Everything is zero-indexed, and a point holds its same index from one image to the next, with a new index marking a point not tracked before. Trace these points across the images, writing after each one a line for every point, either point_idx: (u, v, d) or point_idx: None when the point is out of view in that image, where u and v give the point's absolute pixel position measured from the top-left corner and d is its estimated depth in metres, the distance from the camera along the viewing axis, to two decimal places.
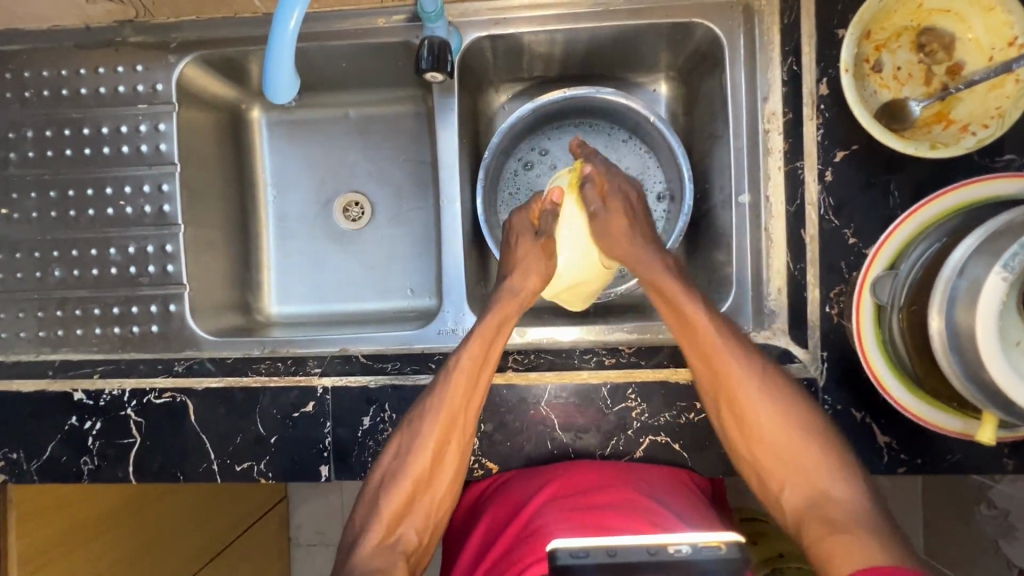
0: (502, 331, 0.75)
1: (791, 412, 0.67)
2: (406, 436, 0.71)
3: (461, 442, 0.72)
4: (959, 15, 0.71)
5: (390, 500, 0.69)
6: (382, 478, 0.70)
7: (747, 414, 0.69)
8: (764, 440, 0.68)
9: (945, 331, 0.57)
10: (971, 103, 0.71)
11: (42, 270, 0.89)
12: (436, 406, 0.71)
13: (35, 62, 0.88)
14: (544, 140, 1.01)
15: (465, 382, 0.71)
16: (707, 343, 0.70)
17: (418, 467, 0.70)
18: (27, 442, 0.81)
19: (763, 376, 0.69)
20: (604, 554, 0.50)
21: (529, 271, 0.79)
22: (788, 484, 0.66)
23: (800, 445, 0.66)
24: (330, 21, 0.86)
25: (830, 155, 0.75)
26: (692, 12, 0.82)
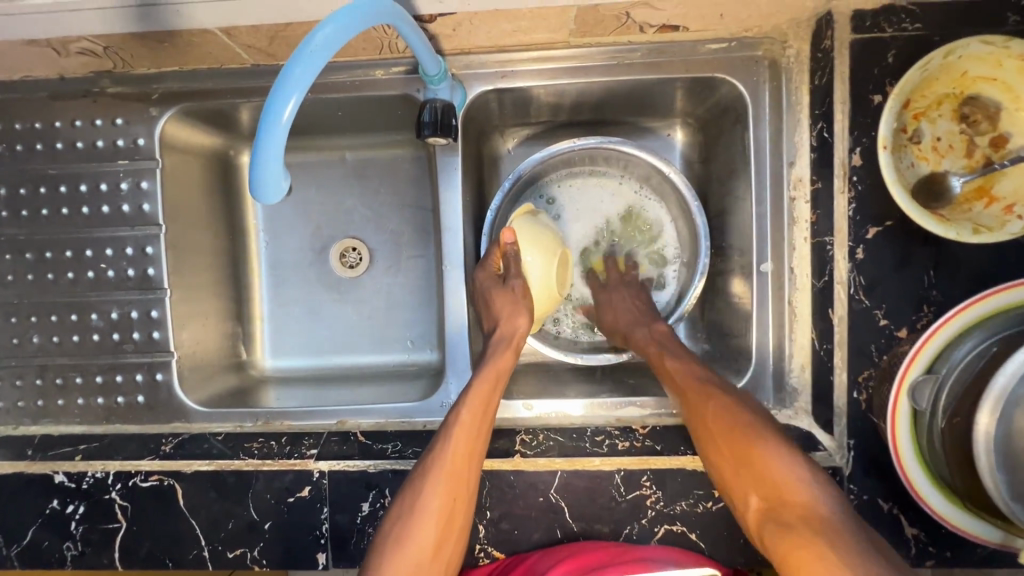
0: (500, 382, 0.72)
1: (771, 445, 0.60)
2: (406, 502, 0.67)
3: (464, 507, 0.68)
4: (1005, 84, 0.65)
5: (393, 575, 0.63)
6: (382, 551, 0.65)
7: (727, 454, 0.62)
8: (747, 481, 0.59)
9: (994, 452, 0.53)
10: (1016, 178, 0.66)
11: (19, 337, 0.83)
12: (436, 466, 0.67)
13: (8, 114, 0.82)
14: (551, 188, 0.94)
15: (466, 440, 0.67)
16: (685, 384, 0.69)
17: (424, 536, 0.65)
18: (6, 527, 0.76)
19: (742, 413, 0.64)
20: None
21: (514, 315, 0.76)
22: (779, 532, 0.54)
23: (780, 482, 0.57)
24: (324, 71, 0.80)
25: (862, 232, 0.70)
26: (714, 66, 0.77)
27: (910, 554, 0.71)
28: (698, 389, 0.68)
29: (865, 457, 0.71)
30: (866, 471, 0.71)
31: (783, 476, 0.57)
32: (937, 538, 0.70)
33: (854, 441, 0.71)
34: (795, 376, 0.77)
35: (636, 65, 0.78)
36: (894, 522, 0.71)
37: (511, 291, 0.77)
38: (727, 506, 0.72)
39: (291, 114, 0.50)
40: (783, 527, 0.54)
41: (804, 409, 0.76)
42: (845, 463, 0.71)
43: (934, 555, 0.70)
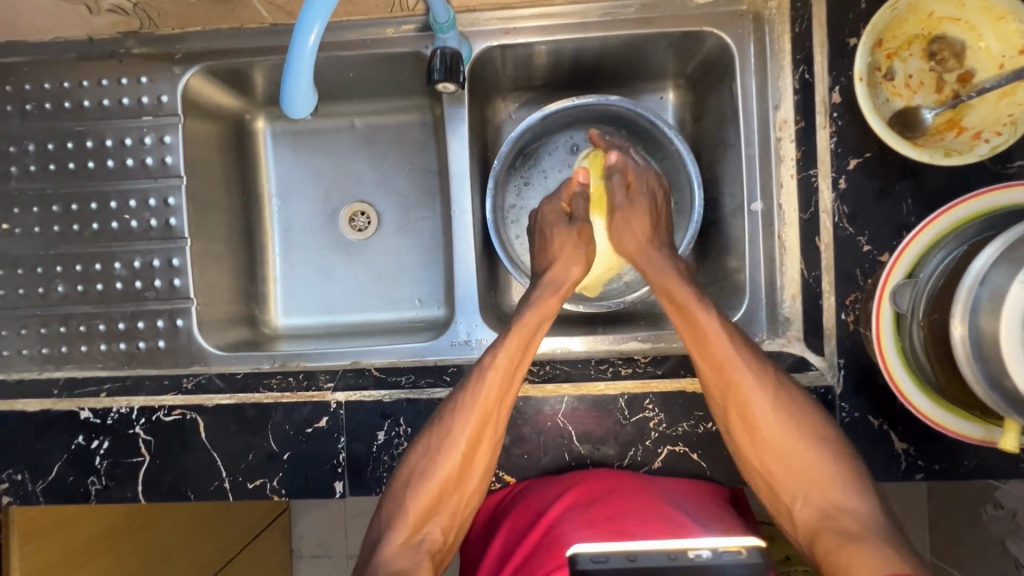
0: (538, 329, 0.75)
1: (800, 422, 0.68)
2: (438, 436, 0.71)
3: (489, 445, 0.72)
4: (969, 23, 0.71)
5: (418, 498, 0.69)
6: (410, 476, 0.71)
7: (757, 426, 0.69)
8: (771, 446, 0.68)
9: (970, 340, 0.57)
10: (982, 110, 0.71)
11: (45, 286, 0.87)
12: (469, 404, 0.71)
13: (36, 74, 0.86)
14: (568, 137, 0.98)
15: (500, 381, 0.71)
16: (725, 357, 0.69)
17: (448, 466, 0.70)
18: (32, 463, 0.79)
19: (777, 391, 0.69)
20: (623, 560, 0.51)
21: (570, 262, 0.81)
22: (800, 496, 0.67)
23: (804, 453, 0.67)
24: (337, 31, 0.85)
25: (844, 163, 0.75)
26: (703, 20, 0.82)
27: (900, 469, 0.74)
28: (742, 366, 0.69)
29: (855, 376, 0.75)
30: (856, 389, 0.75)
31: (811, 449, 0.67)
32: (925, 452, 0.74)
33: (844, 360, 0.75)
34: (787, 307, 0.81)
35: (630, 21, 0.83)
36: (885, 438, 0.74)
37: (577, 232, 0.83)
38: None
39: (320, 31, 0.53)
40: (805, 490, 0.67)
41: (797, 335, 0.79)
42: (836, 381, 0.75)
43: (924, 469, 0.74)
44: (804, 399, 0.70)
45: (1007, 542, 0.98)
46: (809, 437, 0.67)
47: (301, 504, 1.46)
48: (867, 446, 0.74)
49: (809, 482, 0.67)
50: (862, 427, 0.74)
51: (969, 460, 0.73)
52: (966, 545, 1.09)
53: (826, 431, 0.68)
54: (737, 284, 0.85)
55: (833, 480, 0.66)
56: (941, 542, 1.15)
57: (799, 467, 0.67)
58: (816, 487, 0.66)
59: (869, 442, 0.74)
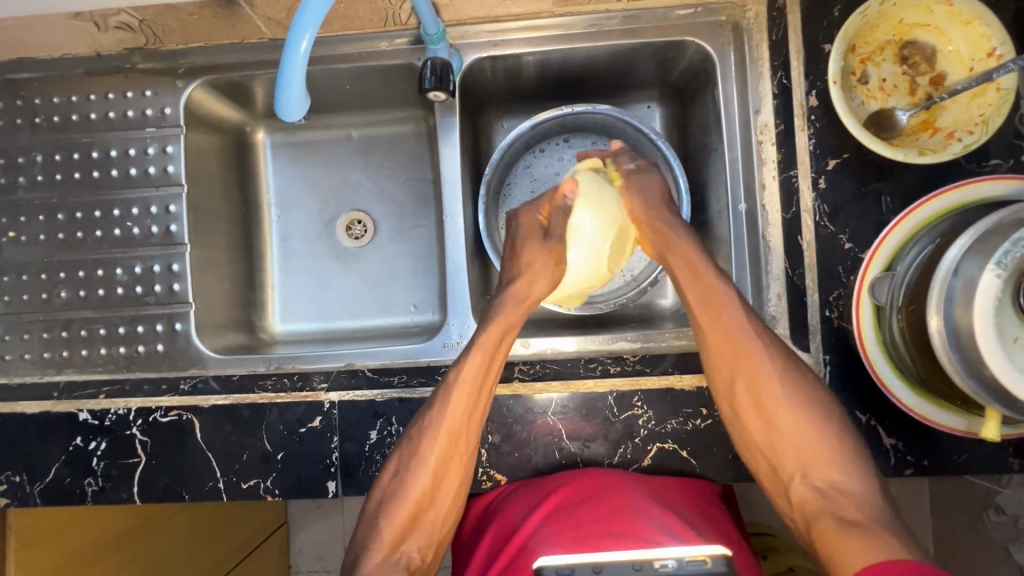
0: (503, 342, 0.75)
1: (805, 402, 0.69)
2: (406, 454, 0.73)
3: (463, 462, 0.73)
4: (939, 29, 0.74)
5: (393, 517, 0.70)
6: (383, 497, 0.72)
7: (765, 402, 0.70)
8: (776, 426, 0.69)
9: (944, 330, 0.59)
10: (955, 111, 0.74)
11: (48, 292, 0.90)
12: (435, 423, 0.72)
13: (45, 89, 0.90)
14: (558, 147, 1.01)
15: (463, 401, 0.72)
16: (736, 330, 0.71)
17: (420, 482, 0.71)
18: (31, 465, 0.81)
19: (788, 369, 0.70)
20: (588, 570, 0.57)
21: (535, 279, 0.80)
22: (801, 472, 0.67)
23: (810, 428, 0.68)
24: (334, 45, 0.89)
25: (823, 163, 0.78)
26: (684, 30, 0.85)
27: (889, 464, 0.74)
28: (750, 337, 0.70)
29: (841, 371, 0.76)
30: (842, 385, 0.75)
31: (811, 425, 0.68)
32: (913, 447, 0.74)
33: (829, 355, 0.76)
34: (773, 306, 0.80)
35: (614, 32, 0.87)
36: (873, 433, 0.74)
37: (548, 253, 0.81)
38: (715, 423, 0.77)
39: (308, 45, 0.56)
40: (806, 467, 0.67)
41: (784, 333, 0.79)
42: (822, 377, 0.76)
43: (912, 464, 0.74)
44: (811, 379, 0.71)
45: (1009, 547, 0.96)
46: (811, 415, 0.68)
47: (299, 518, 1.46)
48: None
49: (808, 459, 0.67)
50: (852, 422, 0.74)
51: (957, 455, 0.73)
52: (967, 552, 1.07)
53: (829, 409, 0.69)
54: None
55: (833, 454, 0.67)
56: (945, 549, 1.13)
57: (800, 447, 0.68)
58: (816, 462, 0.67)
59: (857, 438, 0.75)
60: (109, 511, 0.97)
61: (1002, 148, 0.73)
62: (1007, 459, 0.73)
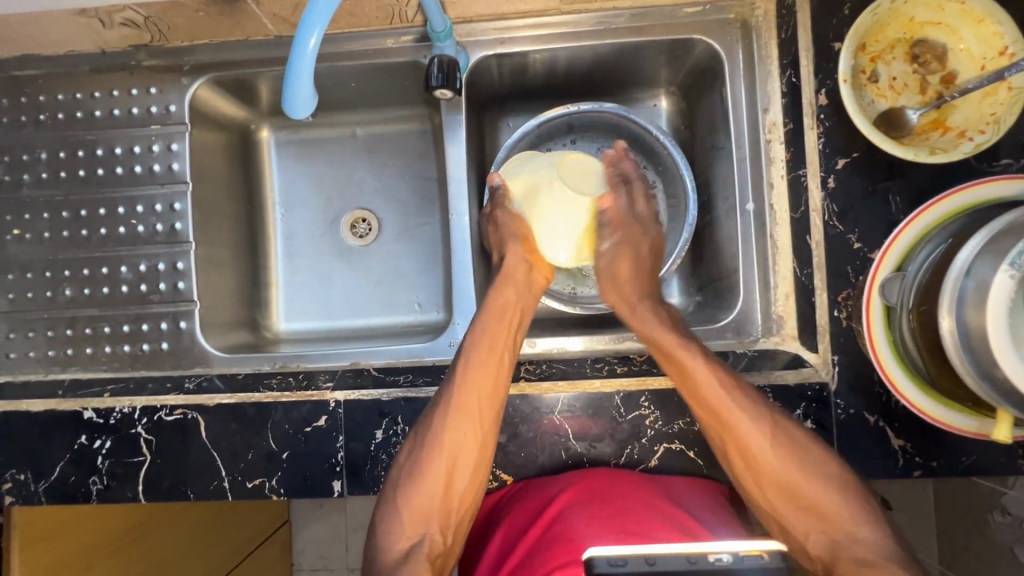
0: (507, 321, 0.78)
1: (806, 465, 0.68)
2: (418, 439, 0.73)
3: (480, 442, 0.73)
4: (950, 27, 0.73)
5: (412, 497, 0.71)
6: (399, 482, 0.72)
7: (762, 469, 0.69)
8: (778, 486, 0.69)
9: (956, 331, 0.58)
10: (966, 110, 0.73)
11: (53, 290, 0.89)
12: (447, 401, 0.73)
13: (49, 86, 0.90)
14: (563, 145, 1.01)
15: (473, 376, 0.73)
16: (717, 402, 0.70)
17: (435, 461, 0.71)
18: (35, 463, 0.80)
19: (776, 432, 0.69)
20: (642, 563, 0.54)
21: (508, 245, 0.83)
22: (813, 528, 0.67)
23: (813, 488, 0.67)
24: (340, 43, 0.88)
25: (831, 163, 0.76)
26: (691, 28, 0.85)
27: (898, 466, 0.74)
28: (733, 409, 0.69)
29: (849, 371, 0.75)
30: (851, 386, 0.75)
31: (816, 484, 0.67)
32: (922, 448, 0.73)
33: (838, 356, 0.76)
34: (779, 305, 0.82)
35: (622, 30, 0.86)
36: (881, 434, 0.74)
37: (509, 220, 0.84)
38: None
39: (318, 40, 0.56)
40: (817, 525, 0.67)
41: (792, 334, 0.81)
42: (830, 378, 0.76)
43: (921, 466, 0.73)
44: (804, 436, 0.70)
45: (1015, 549, 0.96)
46: (815, 475, 0.68)
47: (302, 517, 1.46)
48: (863, 442, 0.74)
49: (818, 516, 0.67)
50: (856, 423, 0.74)
51: (966, 457, 0.73)
52: (973, 554, 1.06)
53: (832, 467, 0.68)
54: (731, 284, 0.86)
55: (842, 512, 0.66)
56: (950, 550, 1.13)
57: (807, 502, 0.68)
58: (829, 520, 0.67)
59: (865, 439, 0.74)
60: (111, 510, 0.96)
61: (1013, 147, 0.72)
62: (1016, 461, 0.73)
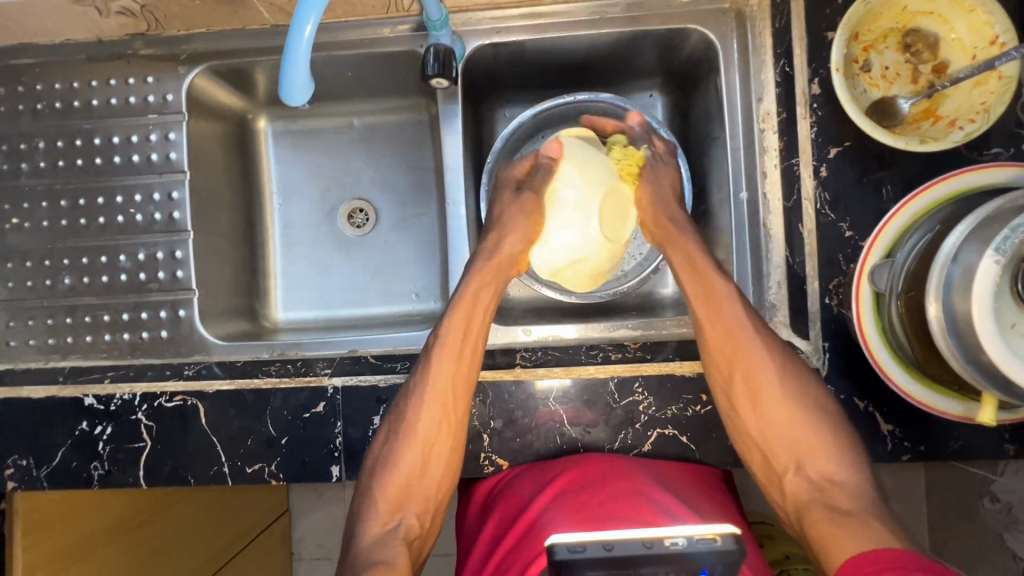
0: (479, 304, 0.78)
1: (796, 401, 0.71)
2: (393, 427, 0.75)
3: (451, 430, 0.75)
4: (942, 16, 0.74)
5: (386, 485, 0.73)
6: (374, 467, 0.74)
7: (762, 396, 0.71)
8: (765, 421, 0.71)
9: (943, 317, 0.59)
10: (957, 99, 0.74)
11: (52, 278, 0.90)
12: (421, 391, 0.74)
13: (48, 75, 0.90)
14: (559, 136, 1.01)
15: (446, 364, 0.74)
16: (735, 320, 0.72)
17: (411, 448, 0.73)
18: (37, 449, 0.81)
19: (784, 360, 0.72)
20: (600, 549, 0.53)
21: (506, 235, 0.82)
22: (793, 463, 0.70)
23: (804, 423, 0.70)
24: (336, 31, 0.88)
25: (825, 151, 0.78)
26: (686, 18, 0.85)
27: (887, 449, 0.75)
28: (748, 331, 0.72)
29: (839, 358, 0.77)
30: (841, 371, 0.76)
31: (807, 412, 0.70)
32: (910, 433, 0.75)
33: (828, 343, 0.77)
34: (773, 294, 0.81)
35: (617, 19, 0.86)
36: (870, 419, 0.75)
37: (520, 203, 0.83)
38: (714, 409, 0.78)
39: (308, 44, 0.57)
40: (799, 460, 0.70)
41: (783, 321, 0.80)
42: (821, 364, 0.77)
43: (909, 449, 0.75)
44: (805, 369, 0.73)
45: (1004, 533, 0.98)
46: (802, 411, 0.70)
47: (302, 505, 1.47)
48: (853, 427, 0.75)
49: (802, 451, 0.69)
50: (849, 408, 0.75)
51: (953, 441, 0.74)
52: (962, 538, 1.08)
53: (824, 400, 0.71)
54: (725, 273, 0.87)
55: (823, 449, 0.69)
56: (942, 536, 1.15)
57: (790, 438, 0.70)
58: (810, 455, 0.69)
59: (855, 424, 0.76)
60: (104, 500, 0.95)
61: (1003, 136, 0.73)
62: (1003, 445, 0.74)
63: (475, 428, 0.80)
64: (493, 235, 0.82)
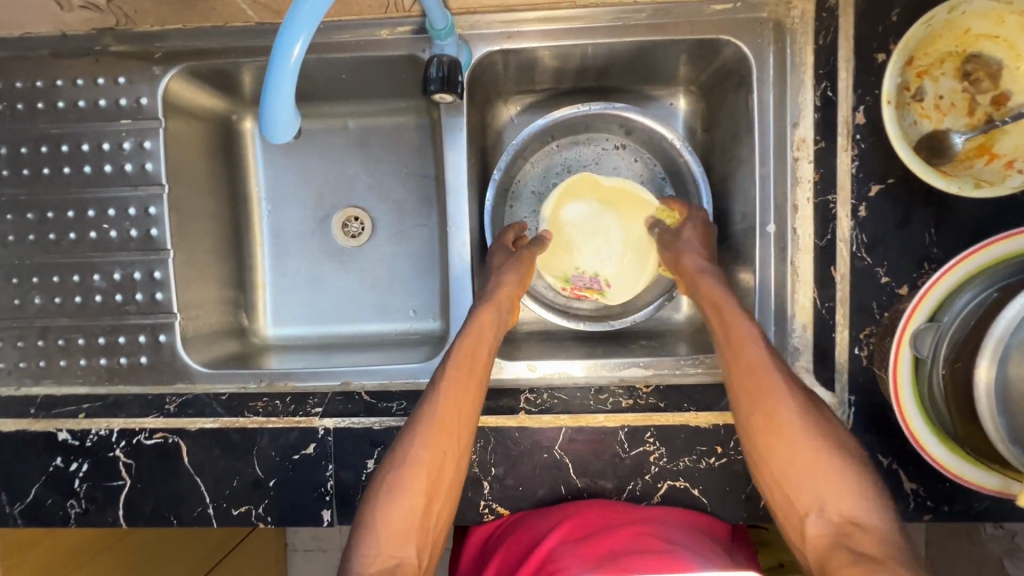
0: (486, 339, 0.73)
1: (829, 440, 0.61)
2: (393, 458, 0.66)
3: (455, 463, 0.67)
4: (1008, 42, 0.66)
5: (388, 516, 0.63)
6: (376, 502, 0.64)
7: (785, 429, 0.62)
8: (786, 453, 0.61)
9: (994, 395, 0.54)
10: (1016, 136, 0.66)
11: (21, 297, 0.83)
12: (427, 421, 0.67)
13: (8, 72, 0.81)
14: (571, 145, 0.93)
15: (455, 389, 0.69)
16: (750, 355, 0.65)
17: (418, 477, 0.65)
18: (10, 484, 0.77)
19: (805, 399, 0.64)
20: None
21: (503, 274, 0.78)
22: (818, 510, 0.59)
23: (832, 466, 0.60)
24: (329, 31, 0.80)
25: (864, 189, 0.71)
26: (719, 28, 0.76)
27: (908, 510, 0.71)
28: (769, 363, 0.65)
29: (865, 413, 0.72)
30: (866, 427, 0.72)
31: (834, 453, 0.61)
32: (934, 493, 0.71)
33: (854, 396, 0.72)
34: (797, 337, 0.75)
35: (641, 26, 0.77)
36: (893, 477, 0.71)
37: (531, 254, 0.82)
38: (729, 461, 0.73)
39: (290, 89, 0.50)
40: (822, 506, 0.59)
41: (806, 367, 0.74)
42: (845, 419, 0.72)
43: (932, 510, 0.71)
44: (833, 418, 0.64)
45: (1005, 564, 0.97)
46: (837, 451, 0.61)
47: None
48: None
49: (833, 496, 0.59)
50: (873, 466, 0.70)
51: (980, 502, 0.70)
52: None
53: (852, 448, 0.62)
54: None
55: (857, 502, 0.58)
56: None
57: (808, 472, 0.60)
58: (834, 496, 0.59)
59: None
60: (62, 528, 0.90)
61: None
62: None
63: (476, 475, 0.76)
64: (496, 286, 0.77)
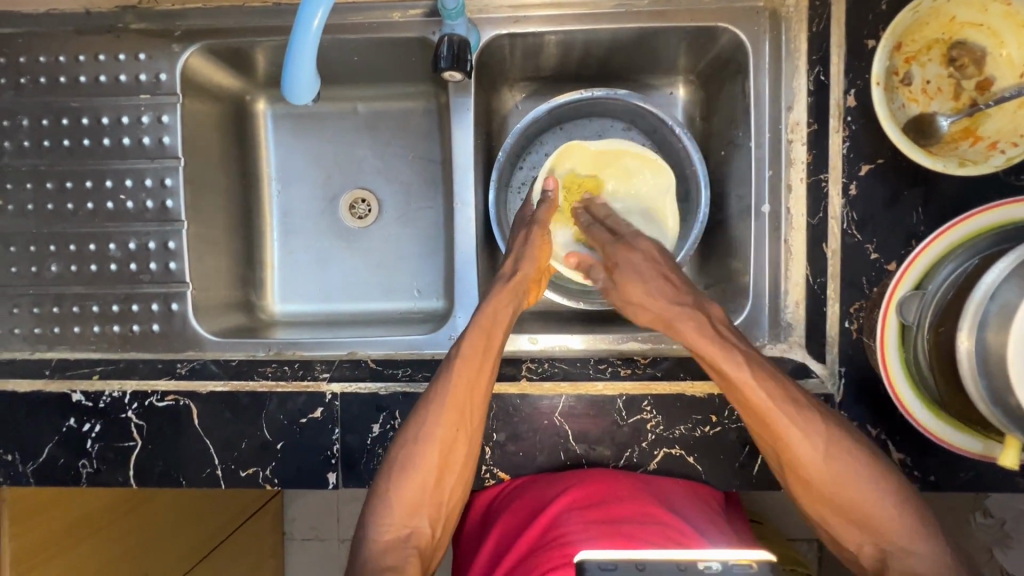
0: (496, 331, 0.72)
1: (851, 468, 0.62)
2: (409, 438, 0.69)
3: (469, 440, 0.70)
4: (991, 29, 0.70)
5: (401, 490, 0.67)
6: (391, 478, 0.68)
7: (807, 465, 0.63)
8: (819, 488, 0.63)
9: (975, 356, 0.56)
10: (999, 119, 0.70)
11: (38, 265, 0.86)
12: (439, 403, 0.69)
13: (32, 47, 0.84)
14: (574, 130, 0.96)
15: (468, 382, 0.69)
16: (759, 401, 0.64)
17: (429, 457, 0.68)
18: (23, 443, 0.79)
19: (826, 432, 0.63)
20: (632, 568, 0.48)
21: (522, 259, 0.77)
22: (854, 529, 0.62)
23: (862, 490, 0.62)
24: (343, 13, 0.83)
25: (855, 168, 0.74)
26: (717, 16, 0.80)
27: None
28: (780, 405, 0.64)
29: (855, 384, 0.74)
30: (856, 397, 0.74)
31: (863, 478, 0.62)
32: (922, 463, 0.73)
33: (844, 368, 0.75)
34: (790, 312, 0.79)
35: (643, 13, 0.81)
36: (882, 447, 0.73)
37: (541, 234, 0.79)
38: (723, 430, 0.76)
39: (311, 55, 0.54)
40: (858, 528, 0.62)
41: (798, 342, 0.78)
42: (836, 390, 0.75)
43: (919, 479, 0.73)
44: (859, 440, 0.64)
45: (994, 549, 0.99)
46: (859, 472, 0.62)
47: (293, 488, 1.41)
48: None
49: (862, 520, 0.62)
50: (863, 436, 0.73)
51: (966, 472, 0.73)
52: None
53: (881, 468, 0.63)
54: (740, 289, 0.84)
55: (889, 522, 0.61)
56: None
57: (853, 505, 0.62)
58: (872, 521, 0.61)
59: None
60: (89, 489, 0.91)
61: None
62: (1015, 478, 0.73)
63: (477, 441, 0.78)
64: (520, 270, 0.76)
